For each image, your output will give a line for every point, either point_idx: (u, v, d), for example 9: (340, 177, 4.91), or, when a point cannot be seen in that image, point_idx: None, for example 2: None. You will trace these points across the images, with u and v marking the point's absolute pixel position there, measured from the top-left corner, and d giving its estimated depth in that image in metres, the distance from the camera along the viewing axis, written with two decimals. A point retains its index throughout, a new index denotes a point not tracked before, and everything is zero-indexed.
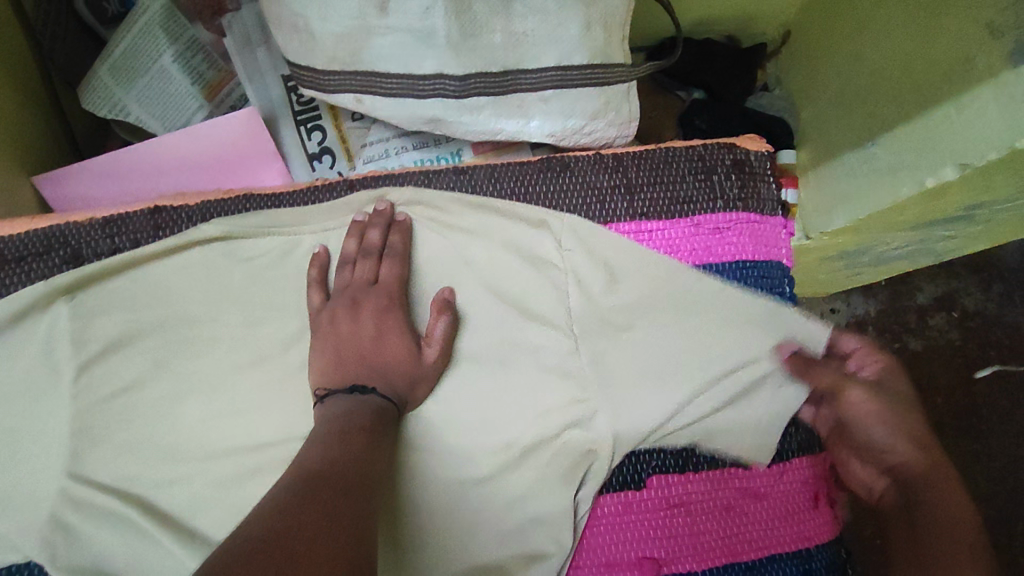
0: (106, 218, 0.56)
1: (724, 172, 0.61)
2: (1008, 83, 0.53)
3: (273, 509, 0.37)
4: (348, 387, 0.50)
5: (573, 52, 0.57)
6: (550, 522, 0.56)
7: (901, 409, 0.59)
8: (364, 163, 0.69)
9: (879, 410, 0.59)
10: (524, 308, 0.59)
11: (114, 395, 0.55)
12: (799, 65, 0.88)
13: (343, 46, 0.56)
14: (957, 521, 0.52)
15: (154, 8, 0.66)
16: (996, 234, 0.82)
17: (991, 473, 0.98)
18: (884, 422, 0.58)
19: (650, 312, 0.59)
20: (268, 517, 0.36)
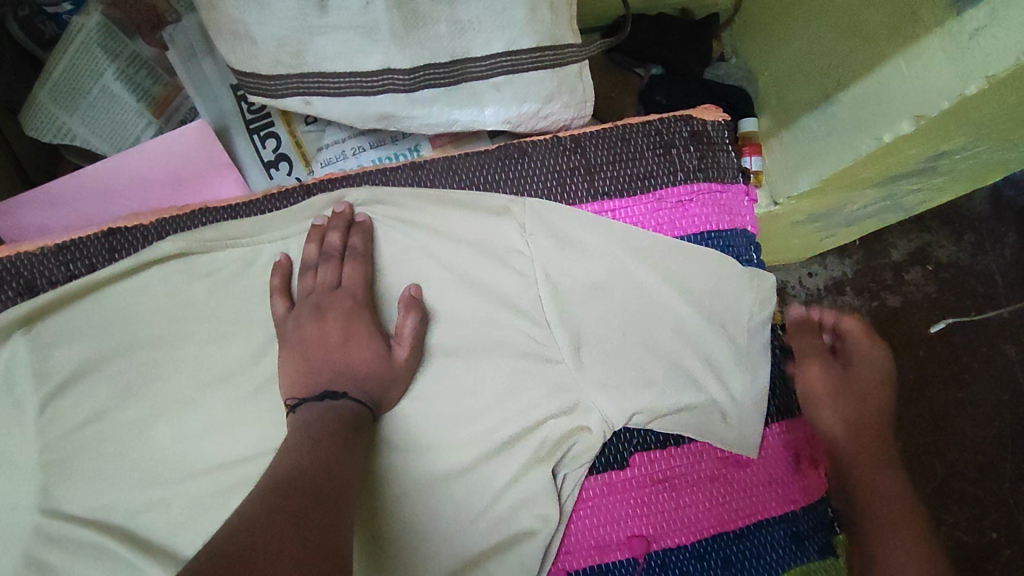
0: (58, 245, 0.54)
1: (682, 145, 0.60)
2: (951, 31, 0.53)
3: (241, 521, 0.37)
4: (320, 394, 0.50)
5: (520, 35, 0.56)
6: (536, 511, 0.56)
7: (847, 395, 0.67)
8: (321, 167, 0.68)
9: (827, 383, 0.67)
10: (495, 295, 0.58)
11: (82, 425, 0.54)
12: (752, 32, 0.87)
13: (286, 49, 0.55)
14: (892, 494, 0.63)
15: (90, 26, 0.64)
16: (960, 183, 0.83)
17: (977, 418, 1.00)
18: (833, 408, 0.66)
19: (621, 288, 0.59)
20: (236, 530, 0.36)
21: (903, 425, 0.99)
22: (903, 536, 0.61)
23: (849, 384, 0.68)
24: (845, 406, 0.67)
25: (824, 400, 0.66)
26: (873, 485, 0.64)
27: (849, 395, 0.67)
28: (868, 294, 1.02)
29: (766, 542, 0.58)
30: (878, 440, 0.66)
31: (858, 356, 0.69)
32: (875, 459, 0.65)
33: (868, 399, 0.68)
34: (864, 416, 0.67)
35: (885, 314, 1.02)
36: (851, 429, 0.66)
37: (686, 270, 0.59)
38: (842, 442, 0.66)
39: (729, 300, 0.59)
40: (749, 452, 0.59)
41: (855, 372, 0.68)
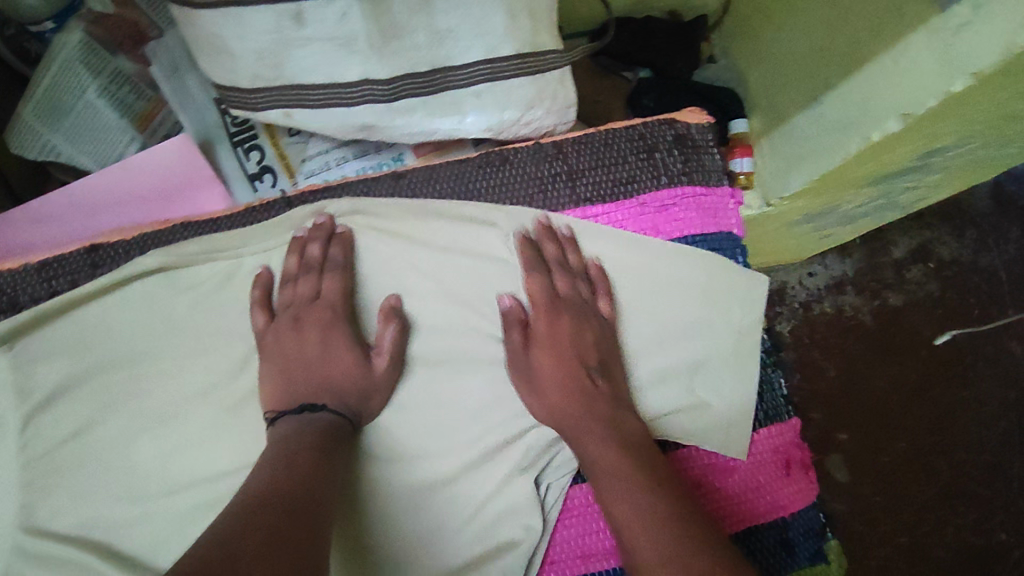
0: (41, 262, 0.54)
1: (666, 148, 0.59)
2: (937, 28, 0.52)
3: (214, 536, 0.37)
4: (297, 408, 0.50)
5: (500, 44, 0.56)
6: (519, 522, 0.55)
7: (565, 360, 0.55)
8: (305, 177, 0.68)
9: (519, 375, 0.55)
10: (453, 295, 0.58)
11: (66, 441, 0.54)
12: (741, 33, 0.87)
13: (265, 62, 0.55)
14: (604, 469, 0.51)
15: (73, 43, 0.63)
16: (957, 179, 0.83)
17: (982, 416, 0.99)
18: (526, 388, 0.55)
19: (532, 310, 0.56)
20: (209, 544, 0.36)
21: (903, 425, 0.98)
22: (640, 524, 0.47)
23: (559, 345, 0.55)
24: (573, 369, 0.54)
25: (518, 377, 0.56)
26: (614, 467, 0.50)
27: (569, 351, 0.55)
28: (867, 293, 1.01)
29: (757, 549, 0.57)
30: (624, 422, 0.54)
31: (542, 324, 0.55)
32: (592, 433, 0.53)
33: (563, 369, 0.54)
34: (571, 387, 0.54)
35: (886, 313, 1.01)
36: (558, 407, 0.54)
37: (673, 274, 0.59)
38: (566, 428, 0.54)
39: (718, 298, 0.59)
40: (738, 454, 0.58)
41: (537, 355, 0.55)
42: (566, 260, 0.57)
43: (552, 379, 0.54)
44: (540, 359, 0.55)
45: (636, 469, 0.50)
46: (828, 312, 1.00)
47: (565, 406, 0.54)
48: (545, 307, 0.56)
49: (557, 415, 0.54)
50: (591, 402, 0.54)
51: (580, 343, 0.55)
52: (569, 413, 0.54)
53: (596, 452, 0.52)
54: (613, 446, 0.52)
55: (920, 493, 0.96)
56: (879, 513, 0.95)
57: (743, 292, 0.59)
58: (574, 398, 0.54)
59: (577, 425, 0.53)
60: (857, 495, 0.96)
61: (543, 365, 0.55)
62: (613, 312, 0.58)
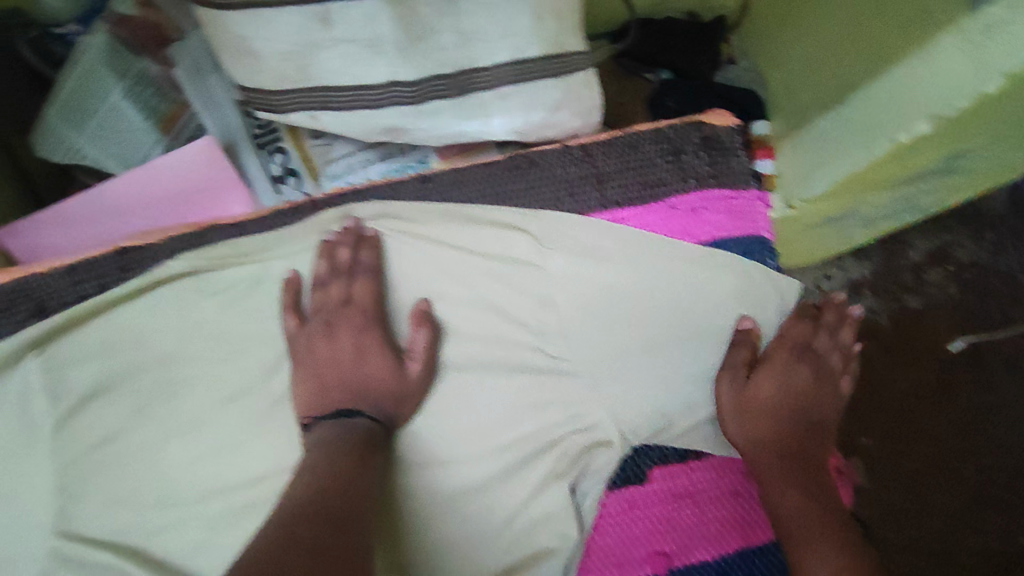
0: (69, 265, 0.54)
1: (693, 151, 0.58)
2: (970, 28, 0.52)
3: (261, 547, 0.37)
4: (335, 413, 0.51)
5: (527, 46, 0.56)
6: (556, 529, 0.55)
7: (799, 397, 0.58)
8: (329, 180, 0.67)
9: (778, 395, 0.57)
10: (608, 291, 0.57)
11: (96, 445, 0.54)
12: (762, 33, 0.86)
13: (291, 64, 0.55)
14: (798, 497, 0.53)
15: (97, 46, 0.64)
16: (980, 181, 0.82)
17: (1005, 420, 0.98)
18: (767, 399, 0.57)
19: (772, 344, 0.59)
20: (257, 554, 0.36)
21: (926, 429, 0.97)
22: (836, 558, 0.50)
23: (790, 381, 0.58)
24: (791, 405, 0.57)
25: (773, 390, 0.57)
26: (805, 500, 0.53)
27: (807, 392, 0.58)
28: (887, 295, 1.00)
29: None
30: (820, 475, 0.56)
31: (777, 361, 0.58)
32: (807, 475, 0.55)
33: (797, 398, 0.58)
34: (788, 418, 0.57)
35: (904, 316, 1.00)
36: (770, 431, 0.56)
37: (705, 282, 0.58)
38: (763, 450, 0.56)
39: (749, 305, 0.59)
40: None
41: (779, 374, 0.58)
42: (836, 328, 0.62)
43: (767, 403, 0.57)
44: (776, 380, 0.57)
45: (825, 512, 0.53)
46: None
47: (796, 429, 0.57)
48: (786, 352, 0.59)
49: (773, 435, 0.56)
50: (804, 442, 0.57)
51: (808, 390, 0.58)
52: (788, 434, 0.56)
53: (793, 474, 0.55)
54: (811, 498, 0.54)
55: (947, 499, 0.95)
56: (905, 517, 0.94)
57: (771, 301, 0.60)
58: (788, 436, 0.57)
59: (774, 445, 0.56)
60: (882, 501, 0.95)
61: (779, 389, 0.57)
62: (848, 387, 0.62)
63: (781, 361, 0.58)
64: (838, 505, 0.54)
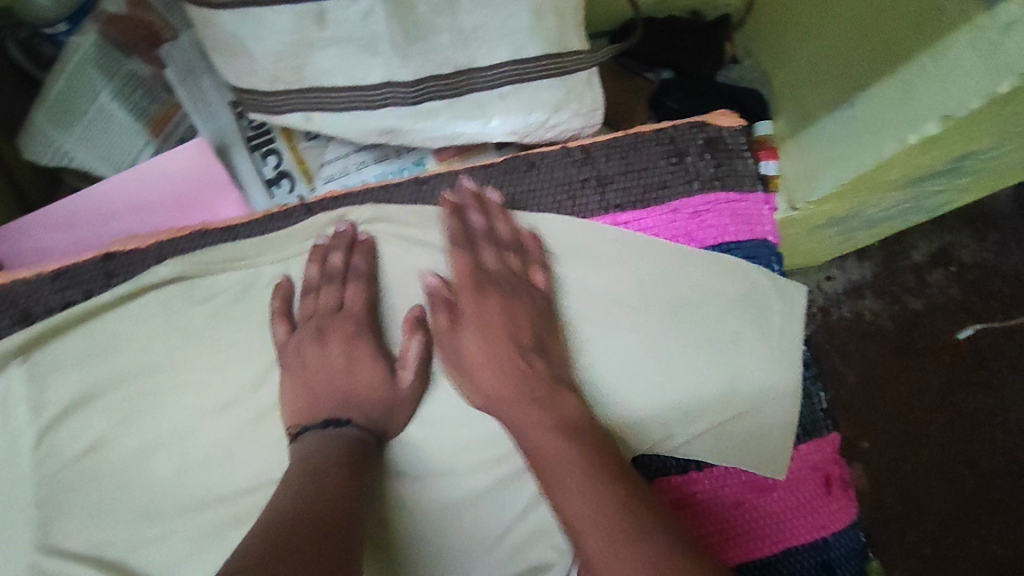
0: (55, 270, 0.53)
1: (697, 153, 0.57)
2: (983, 27, 0.50)
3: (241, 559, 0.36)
4: (322, 422, 0.50)
5: (527, 45, 0.54)
6: (549, 542, 0.53)
7: (497, 333, 0.53)
8: (323, 183, 0.66)
9: (480, 342, 0.53)
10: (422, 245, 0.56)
11: (80, 457, 0.53)
12: (766, 32, 0.85)
13: (284, 64, 0.53)
14: (559, 446, 0.49)
15: (87, 46, 0.62)
16: (987, 182, 0.80)
17: (1008, 424, 0.96)
18: (476, 333, 0.53)
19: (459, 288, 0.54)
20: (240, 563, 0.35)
21: (930, 434, 0.95)
22: (590, 512, 0.45)
23: (486, 321, 0.53)
24: (503, 354, 0.53)
25: (468, 337, 0.53)
26: (558, 450, 0.49)
27: (499, 329, 0.53)
28: (890, 297, 0.99)
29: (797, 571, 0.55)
30: (577, 417, 0.51)
31: (467, 300, 0.54)
32: (526, 425, 0.51)
33: (502, 343, 0.53)
34: (496, 368, 0.53)
35: (907, 318, 0.98)
36: (506, 384, 0.52)
37: (716, 289, 0.56)
38: (497, 400, 0.53)
39: (768, 317, 0.57)
40: (774, 472, 0.56)
41: (464, 314, 0.54)
42: (493, 232, 0.55)
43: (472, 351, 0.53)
44: (470, 317, 0.54)
45: (572, 444, 0.49)
46: (847, 316, 0.98)
47: (521, 376, 0.52)
48: (468, 283, 0.54)
49: (494, 385, 0.52)
50: (521, 382, 0.52)
51: (519, 330, 0.53)
52: (509, 379, 0.52)
53: (539, 426, 0.50)
54: (555, 431, 0.50)
55: (947, 503, 0.93)
56: (907, 523, 0.93)
57: (792, 319, 0.57)
58: (510, 383, 0.52)
59: (512, 389, 0.52)
60: (881, 505, 0.93)
61: (481, 338, 0.53)
62: (549, 283, 0.56)
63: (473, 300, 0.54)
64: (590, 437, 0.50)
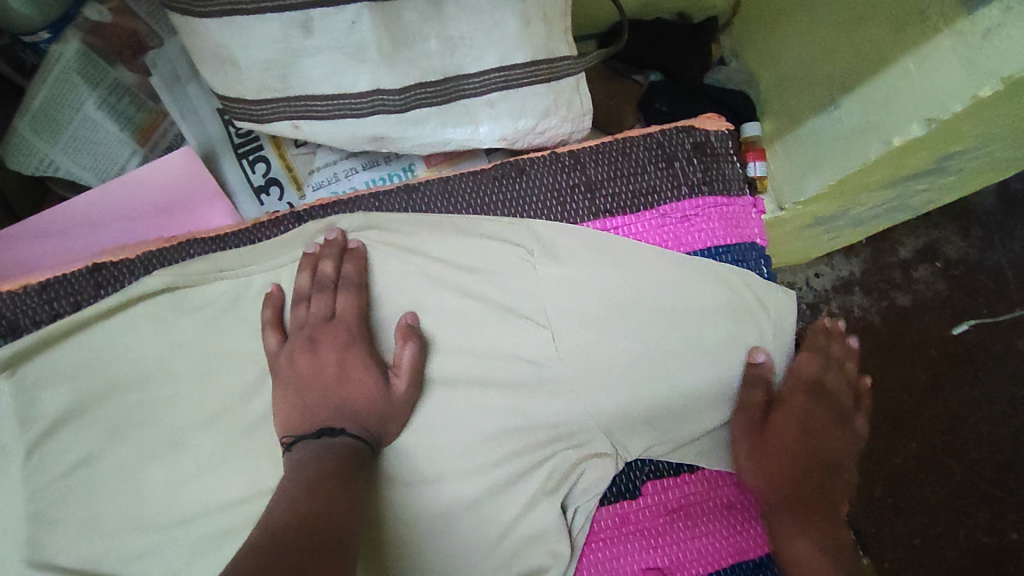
0: (42, 283, 0.52)
1: (686, 158, 0.57)
2: (965, 31, 0.50)
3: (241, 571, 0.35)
4: (316, 432, 0.49)
5: (514, 51, 0.54)
6: (546, 547, 0.54)
7: (815, 428, 0.59)
8: (313, 190, 0.66)
9: (809, 417, 0.59)
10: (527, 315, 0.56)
11: (71, 470, 0.52)
12: (751, 32, 0.85)
13: (270, 73, 0.53)
14: (828, 529, 0.55)
15: (69, 54, 0.62)
16: (971, 180, 0.81)
17: (993, 416, 0.97)
18: (796, 418, 0.58)
19: (764, 379, 0.56)
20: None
21: (919, 428, 0.97)
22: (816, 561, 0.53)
23: (807, 427, 0.59)
24: (803, 449, 0.58)
25: (810, 413, 0.59)
26: (824, 534, 0.54)
27: (818, 429, 0.59)
28: (877, 294, 1.00)
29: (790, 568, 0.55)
30: (827, 512, 0.56)
31: (794, 400, 0.59)
32: (780, 511, 0.55)
33: (825, 427, 0.60)
34: (796, 458, 0.57)
35: (895, 314, 0.99)
36: (788, 467, 0.56)
37: (696, 284, 0.56)
38: (801, 470, 0.57)
39: (750, 312, 0.57)
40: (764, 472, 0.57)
41: (800, 407, 0.59)
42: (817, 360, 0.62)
43: (813, 424, 0.59)
44: (798, 404, 0.59)
45: (815, 524, 0.55)
46: (836, 313, 0.99)
47: (801, 463, 0.57)
48: (802, 392, 0.60)
49: (796, 464, 0.57)
50: (820, 467, 0.58)
51: (825, 434, 0.59)
52: (803, 456, 0.57)
53: (801, 509, 0.55)
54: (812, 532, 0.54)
55: (932, 495, 0.95)
56: (895, 515, 0.94)
57: (781, 314, 0.58)
58: (796, 472, 0.57)
59: (780, 470, 0.56)
60: (872, 499, 0.95)
61: (807, 415, 0.59)
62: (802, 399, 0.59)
63: (789, 399, 0.58)
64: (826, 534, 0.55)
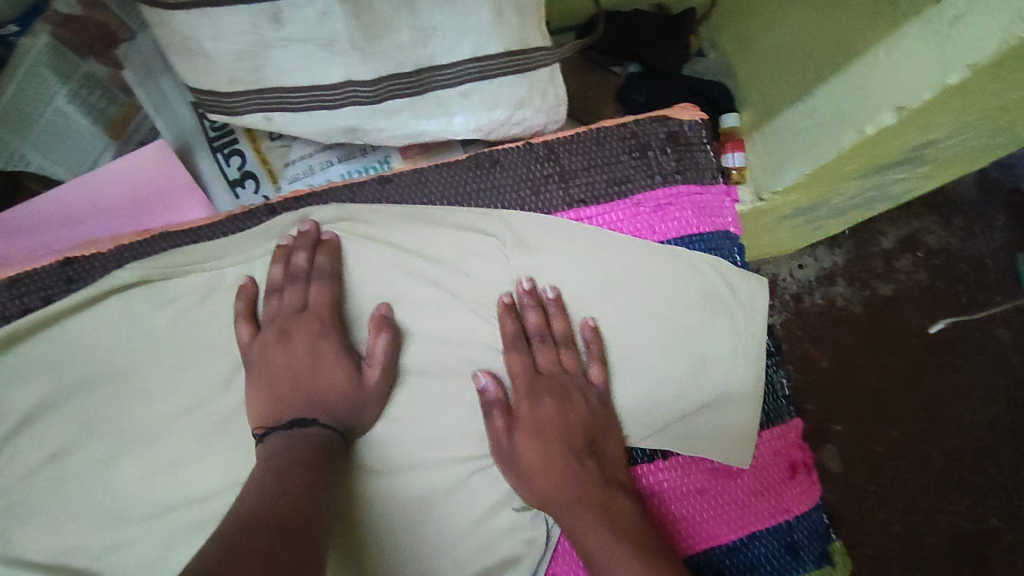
0: (12, 278, 0.52)
1: (659, 147, 0.57)
2: (933, 19, 0.51)
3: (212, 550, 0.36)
4: (287, 423, 0.49)
5: (487, 42, 0.54)
6: (519, 535, 0.55)
7: (556, 420, 0.52)
8: (289, 183, 0.65)
9: (535, 411, 0.52)
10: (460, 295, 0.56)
11: (44, 464, 0.52)
12: (730, 24, 0.85)
13: (242, 64, 0.53)
14: (615, 522, 0.49)
15: (38, 48, 0.59)
16: (949, 169, 0.82)
17: (972, 403, 0.98)
18: (529, 411, 0.53)
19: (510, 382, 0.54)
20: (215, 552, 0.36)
21: (900, 415, 0.98)
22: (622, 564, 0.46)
23: (601, 410, 0.54)
24: (554, 445, 0.52)
25: (541, 401, 0.53)
26: (629, 528, 0.48)
27: (554, 426, 0.52)
28: (859, 284, 1.00)
29: (761, 553, 0.57)
30: (615, 502, 0.50)
31: (518, 394, 0.53)
32: (567, 510, 0.50)
33: (554, 419, 0.52)
34: (553, 456, 0.51)
35: (877, 304, 1.00)
36: (558, 470, 0.51)
37: (666, 277, 0.57)
38: (534, 476, 0.51)
39: (720, 304, 0.57)
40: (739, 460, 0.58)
41: (519, 412, 0.53)
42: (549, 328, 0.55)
43: (533, 427, 0.52)
44: (518, 401, 0.53)
45: (604, 522, 0.48)
46: (818, 303, 1.00)
47: (539, 466, 0.51)
48: (554, 379, 0.54)
49: (539, 463, 0.51)
50: (563, 469, 0.51)
51: (606, 417, 0.54)
52: (548, 453, 0.51)
53: (591, 510, 0.49)
54: (604, 529, 0.48)
55: (912, 481, 0.96)
56: (875, 502, 0.95)
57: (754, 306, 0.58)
58: (555, 476, 0.51)
59: (551, 473, 0.51)
60: (853, 486, 0.96)
61: (528, 410, 0.53)
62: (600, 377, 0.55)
63: (519, 404, 0.53)
64: (637, 516, 0.50)
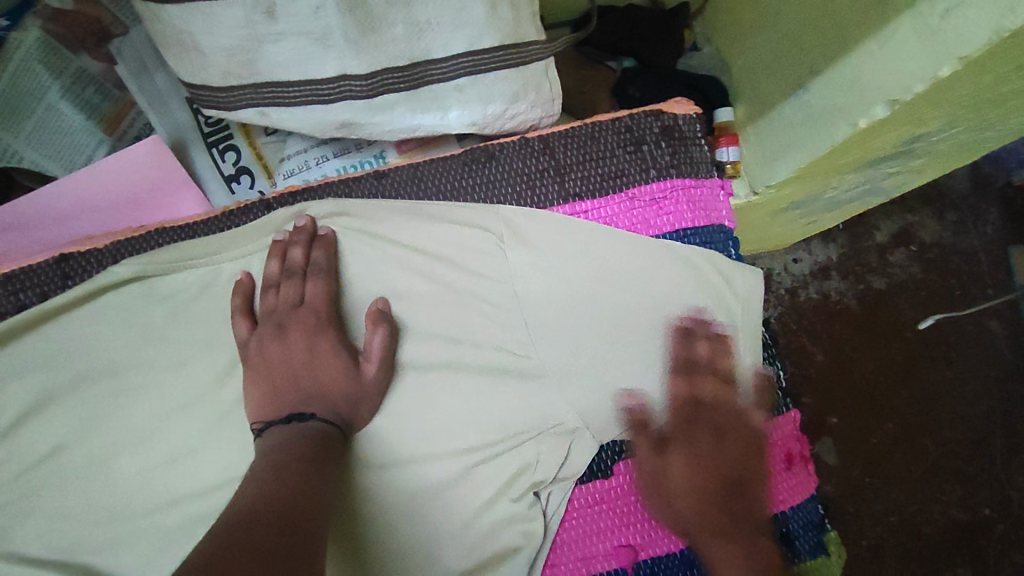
0: (8, 274, 0.52)
1: (654, 141, 0.57)
2: (923, 12, 0.51)
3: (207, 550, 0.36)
4: (286, 417, 0.49)
5: (482, 36, 0.53)
6: (519, 527, 0.55)
7: (707, 451, 0.55)
8: (284, 178, 0.65)
9: (684, 442, 0.55)
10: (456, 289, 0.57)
11: (41, 460, 0.52)
12: (723, 19, 0.86)
13: (236, 59, 0.53)
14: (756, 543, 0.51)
15: (31, 43, 0.60)
16: (941, 162, 0.82)
17: (966, 396, 0.99)
18: (679, 445, 0.55)
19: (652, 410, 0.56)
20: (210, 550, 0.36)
21: (894, 408, 0.98)
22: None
23: (747, 440, 0.56)
24: (702, 482, 0.54)
25: (692, 437, 0.55)
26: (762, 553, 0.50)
27: (707, 457, 0.55)
28: (853, 278, 1.01)
29: None
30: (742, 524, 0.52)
31: (671, 424, 0.56)
32: (707, 537, 0.52)
33: (710, 441, 0.55)
34: (701, 482, 0.54)
35: (871, 298, 1.01)
36: (694, 500, 0.53)
37: (656, 269, 0.57)
38: (675, 500, 0.54)
39: (710, 294, 0.58)
40: None
41: (680, 435, 0.56)
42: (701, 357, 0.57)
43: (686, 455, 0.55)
44: (675, 429, 0.56)
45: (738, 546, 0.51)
46: (814, 297, 1.01)
47: (684, 490, 0.54)
48: (724, 406, 0.56)
49: (677, 490, 0.54)
50: (704, 498, 0.53)
51: (751, 447, 0.56)
52: (694, 479, 0.54)
53: (728, 530, 0.52)
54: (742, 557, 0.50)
55: (906, 472, 0.97)
56: (870, 493, 0.96)
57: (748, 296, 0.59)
58: (693, 501, 0.53)
59: (691, 501, 0.53)
60: (849, 477, 0.96)
61: (680, 440, 0.55)
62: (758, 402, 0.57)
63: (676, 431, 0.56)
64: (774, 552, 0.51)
